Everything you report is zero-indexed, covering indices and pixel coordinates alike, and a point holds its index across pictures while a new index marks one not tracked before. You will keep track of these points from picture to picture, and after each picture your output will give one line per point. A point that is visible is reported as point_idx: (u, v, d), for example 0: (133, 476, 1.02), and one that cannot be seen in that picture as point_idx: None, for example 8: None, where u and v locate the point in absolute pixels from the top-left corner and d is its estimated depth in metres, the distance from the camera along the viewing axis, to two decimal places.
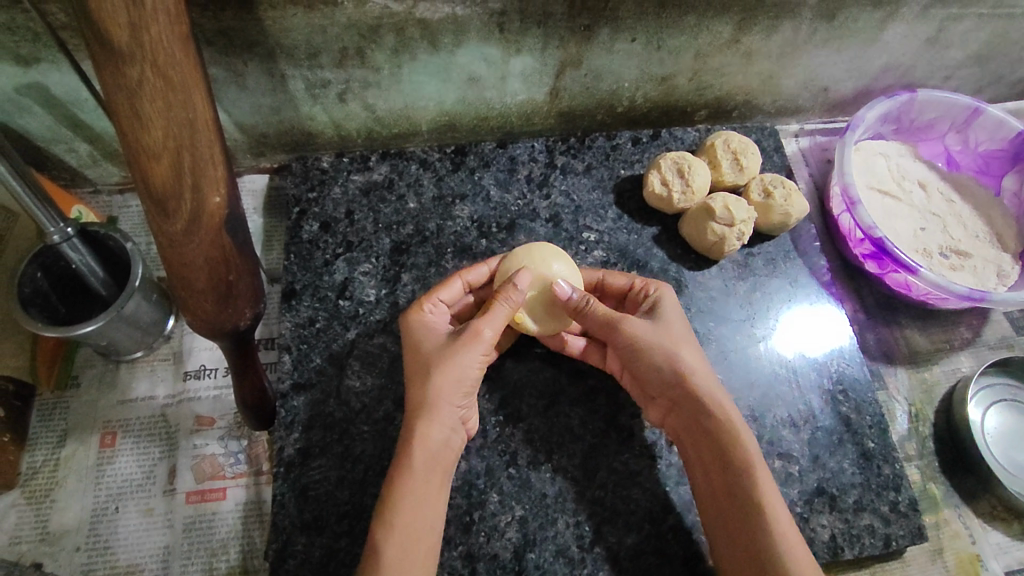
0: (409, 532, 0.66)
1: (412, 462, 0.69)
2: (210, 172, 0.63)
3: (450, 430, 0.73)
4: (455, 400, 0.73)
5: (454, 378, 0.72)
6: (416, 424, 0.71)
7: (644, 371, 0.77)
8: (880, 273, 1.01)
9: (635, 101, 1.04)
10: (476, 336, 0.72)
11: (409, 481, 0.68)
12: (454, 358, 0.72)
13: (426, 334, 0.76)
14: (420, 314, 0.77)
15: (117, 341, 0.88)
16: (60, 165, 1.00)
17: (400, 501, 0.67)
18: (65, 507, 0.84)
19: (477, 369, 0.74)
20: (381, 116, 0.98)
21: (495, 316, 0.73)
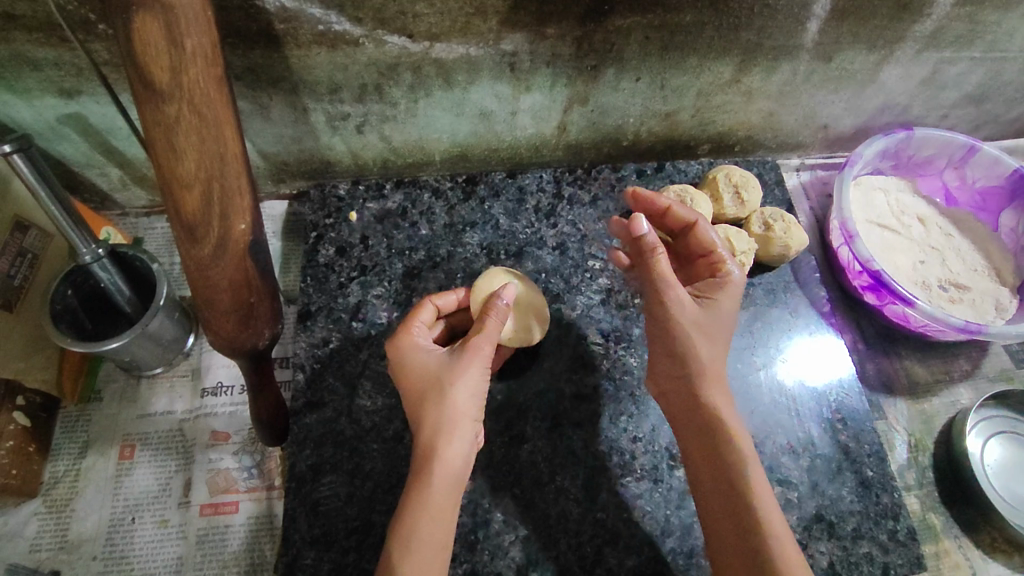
0: (426, 547, 0.67)
1: (431, 481, 0.69)
2: (237, 202, 0.68)
3: (471, 444, 0.73)
4: (473, 416, 0.73)
5: (468, 398, 0.72)
6: (436, 442, 0.71)
7: (667, 354, 0.80)
8: (878, 304, 1.03)
9: (640, 135, 1.08)
10: (476, 352, 0.73)
11: (428, 497, 0.69)
12: (463, 378, 0.72)
13: (428, 353, 0.75)
14: (407, 334, 0.78)
15: (140, 357, 0.92)
16: (92, 188, 1.06)
17: (416, 514, 0.68)
18: (84, 516, 0.87)
19: (484, 385, 0.74)
20: (396, 146, 1.03)
21: (489, 332, 0.74)
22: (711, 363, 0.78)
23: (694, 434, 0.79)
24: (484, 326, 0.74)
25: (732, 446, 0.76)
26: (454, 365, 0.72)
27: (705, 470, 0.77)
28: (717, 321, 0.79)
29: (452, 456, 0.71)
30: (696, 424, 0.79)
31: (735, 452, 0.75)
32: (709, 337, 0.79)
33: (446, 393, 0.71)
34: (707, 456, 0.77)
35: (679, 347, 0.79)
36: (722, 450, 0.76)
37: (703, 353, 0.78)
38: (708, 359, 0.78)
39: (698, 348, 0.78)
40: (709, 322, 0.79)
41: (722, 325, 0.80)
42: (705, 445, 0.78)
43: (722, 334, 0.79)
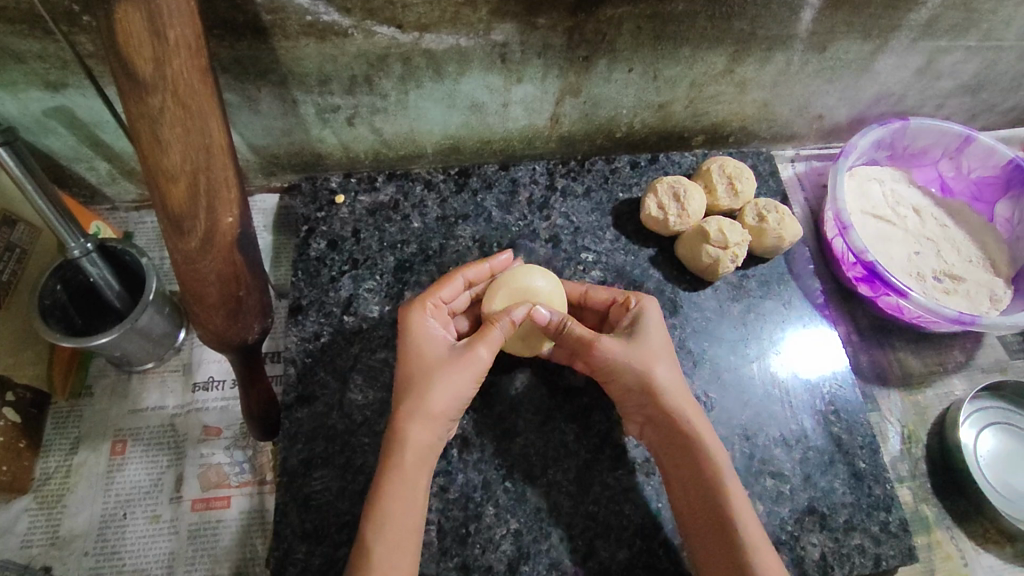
0: (395, 530, 0.69)
1: (404, 464, 0.72)
2: (223, 194, 0.67)
3: (439, 435, 0.75)
4: (449, 412, 0.75)
5: (453, 392, 0.75)
6: (410, 427, 0.73)
7: (619, 385, 0.81)
8: (872, 296, 1.03)
9: (633, 126, 1.08)
10: (472, 354, 0.75)
11: (401, 480, 0.71)
12: (455, 372, 0.74)
13: (432, 342, 0.78)
14: (420, 313, 0.80)
15: (131, 352, 0.91)
16: (80, 182, 1.05)
17: (388, 498, 0.70)
18: (76, 512, 0.87)
19: (473, 385, 0.76)
20: (388, 139, 1.02)
21: (493, 339, 0.76)
22: (668, 379, 0.79)
23: (665, 450, 0.79)
24: (489, 332, 0.76)
25: (704, 455, 0.76)
26: (451, 361, 0.75)
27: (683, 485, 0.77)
28: (649, 345, 0.81)
29: (423, 443, 0.73)
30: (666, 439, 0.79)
31: (710, 460, 0.76)
32: (656, 357, 0.80)
33: (435, 383, 0.74)
34: (681, 470, 0.77)
35: (624, 376, 0.79)
36: (694, 460, 0.76)
37: (656, 371, 0.79)
38: (664, 375, 0.79)
39: (649, 369, 0.79)
40: (642, 347, 0.80)
41: (662, 344, 0.81)
42: (678, 460, 0.78)
43: (660, 352, 0.81)
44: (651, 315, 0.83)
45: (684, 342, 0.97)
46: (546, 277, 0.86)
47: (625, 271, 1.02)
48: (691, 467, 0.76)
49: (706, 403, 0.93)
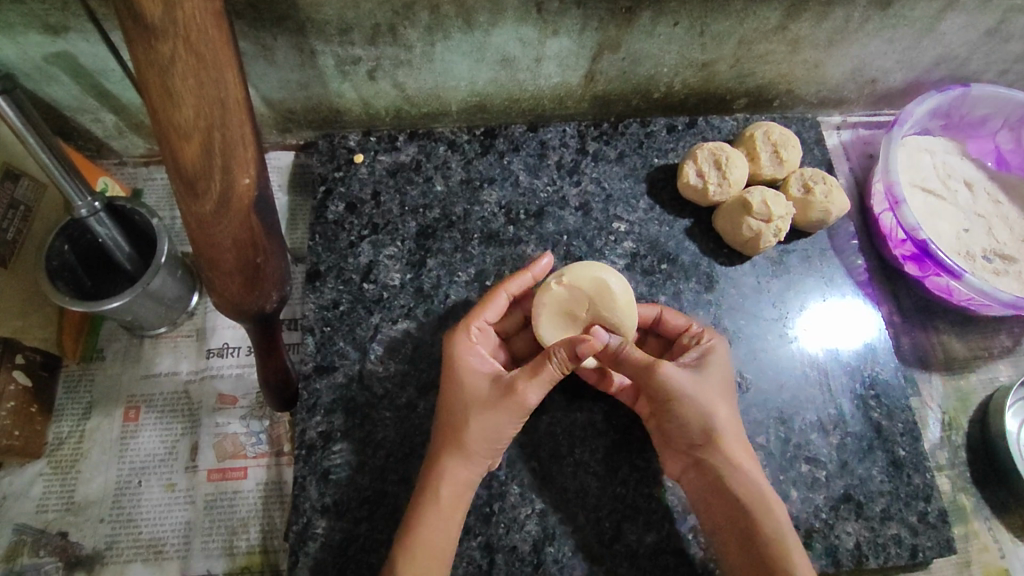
0: (424, 563, 0.69)
1: (438, 499, 0.72)
2: (240, 153, 0.62)
3: (475, 469, 0.74)
4: (485, 449, 0.74)
5: (487, 433, 0.72)
6: (445, 460, 0.73)
7: (672, 424, 0.76)
8: (920, 275, 0.97)
9: (672, 87, 1.00)
10: (518, 398, 0.71)
11: (431, 512, 0.72)
12: (491, 414, 0.72)
13: (474, 374, 0.74)
14: (465, 338, 0.77)
15: (142, 316, 0.88)
16: (86, 135, 0.99)
17: (416, 532, 0.70)
18: (90, 478, 0.85)
19: (511, 429, 0.74)
20: (410, 95, 0.96)
21: (543, 378, 0.71)
22: (727, 421, 0.75)
23: (715, 499, 0.75)
24: (542, 369, 0.71)
25: (763, 508, 0.72)
26: (488, 401, 0.72)
27: (733, 540, 0.73)
28: (715, 383, 0.76)
29: (459, 481, 0.73)
30: (717, 481, 0.74)
31: (769, 516, 0.72)
32: (717, 397, 0.75)
33: (466, 420, 0.72)
34: (734, 522, 0.73)
35: (680, 415, 0.74)
36: (750, 513, 0.72)
37: (717, 411, 0.75)
38: (723, 416, 0.75)
39: (710, 410, 0.74)
40: (706, 385, 0.75)
41: (725, 383, 0.77)
42: (732, 511, 0.73)
43: (720, 393, 0.76)
44: (719, 352, 0.78)
45: (719, 320, 0.92)
46: (620, 280, 0.81)
47: (659, 243, 0.96)
48: (747, 521, 0.72)
49: (741, 384, 0.89)
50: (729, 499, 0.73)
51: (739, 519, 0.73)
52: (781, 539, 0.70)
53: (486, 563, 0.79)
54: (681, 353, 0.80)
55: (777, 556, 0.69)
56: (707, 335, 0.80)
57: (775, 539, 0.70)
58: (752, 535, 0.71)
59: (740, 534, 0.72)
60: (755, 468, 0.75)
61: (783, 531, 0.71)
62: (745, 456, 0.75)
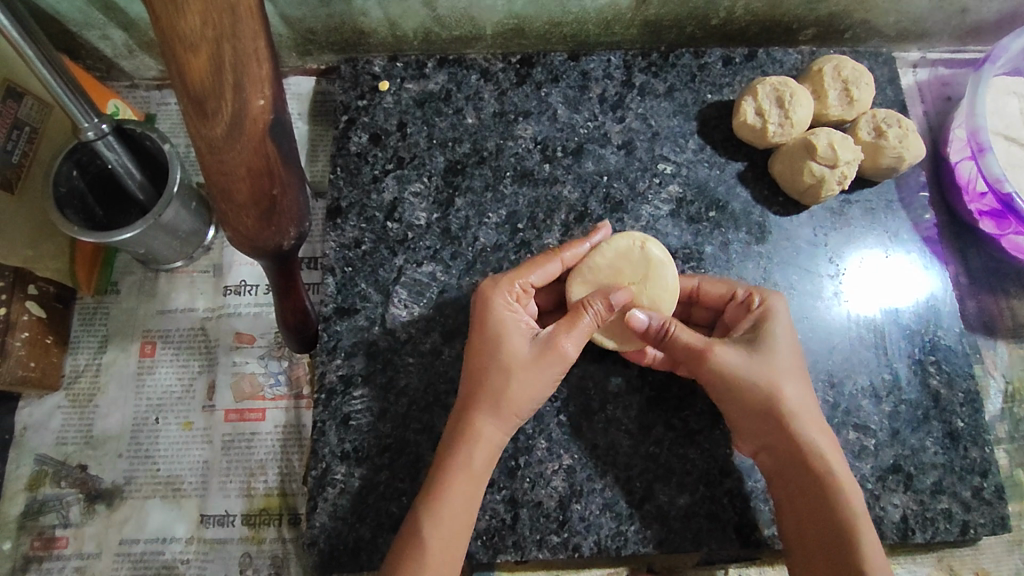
0: (454, 526, 0.66)
1: (473, 457, 0.68)
2: (253, 70, 0.55)
3: (512, 431, 0.71)
4: (527, 411, 0.70)
5: (526, 392, 0.68)
6: (481, 423, 0.69)
7: (734, 403, 0.70)
8: (996, 233, 0.88)
9: (733, 12, 0.90)
10: (558, 352, 0.68)
11: (465, 475, 0.68)
12: (530, 370, 0.68)
13: (517, 333, 0.69)
14: (503, 297, 0.70)
15: (156, 249, 0.84)
16: (95, 54, 0.93)
17: (447, 493, 0.67)
18: (107, 413, 0.83)
19: (548, 389, 0.70)
20: (441, 14, 0.87)
21: (582, 326, 0.68)
22: (795, 398, 0.68)
23: (786, 486, 0.69)
24: (579, 320, 0.68)
25: (836, 492, 0.66)
26: (530, 358, 0.68)
27: (805, 530, 0.67)
28: (779, 356, 0.69)
29: (495, 439, 0.69)
30: (783, 460, 0.69)
31: (841, 497, 0.66)
32: (779, 372, 0.69)
33: (510, 382, 0.68)
34: (804, 508, 0.67)
35: (745, 395, 0.68)
36: (822, 497, 0.66)
37: (782, 388, 0.68)
38: (790, 393, 0.68)
39: (775, 386, 0.68)
40: (765, 360, 0.69)
41: (792, 356, 0.69)
42: (803, 496, 0.68)
43: (783, 365, 0.69)
44: (780, 317, 0.70)
45: (769, 274, 0.85)
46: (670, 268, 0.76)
47: (708, 187, 0.88)
48: (819, 507, 0.66)
49: None
50: (797, 485, 0.68)
51: (806, 500, 0.67)
52: (850, 519, 0.65)
53: (510, 518, 0.76)
54: (735, 323, 0.73)
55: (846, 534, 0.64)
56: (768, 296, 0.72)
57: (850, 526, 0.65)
58: (825, 522, 0.66)
59: (808, 514, 0.67)
60: (830, 449, 0.68)
61: (859, 517, 0.65)
62: (817, 435, 0.69)
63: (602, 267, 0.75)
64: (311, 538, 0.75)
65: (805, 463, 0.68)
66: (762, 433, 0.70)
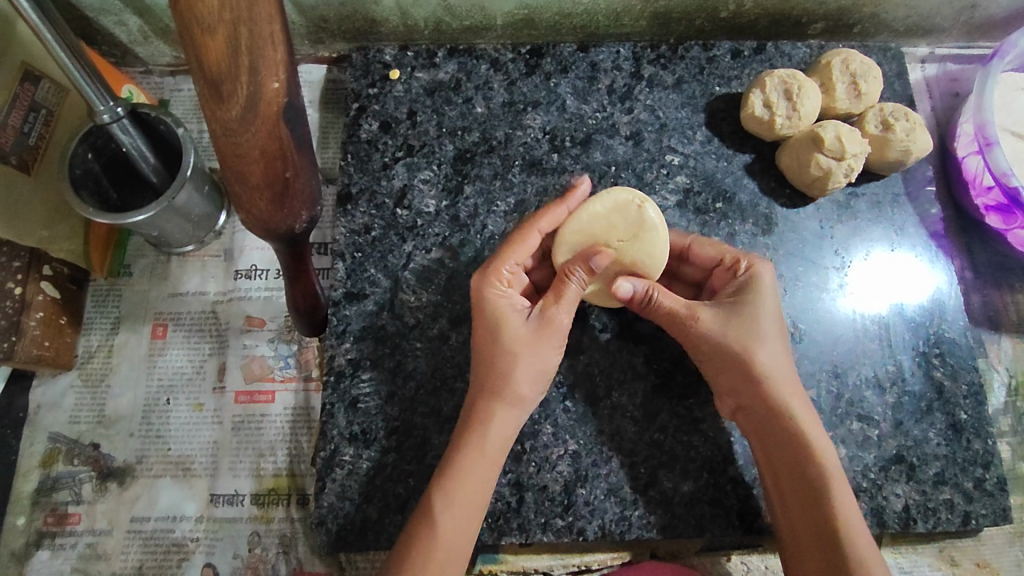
0: (467, 506, 0.67)
1: (485, 446, 0.69)
2: (269, 52, 0.55)
3: (522, 414, 0.72)
4: (533, 391, 0.72)
5: (531, 372, 0.70)
6: (492, 408, 0.70)
7: (713, 359, 0.72)
8: (1002, 228, 0.89)
9: (743, 5, 0.90)
10: (554, 324, 0.70)
11: (478, 458, 0.69)
12: (535, 350, 0.70)
13: (510, 316, 0.70)
14: (494, 282, 0.71)
15: (169, 232, 0.85)
16: (110, 39, 0.94)
17: (460, 478, 0.68)
18: (119, 393, 0.85)
19: (553, 362, 0.72)
20: (452, 4, 0.87)
21: (570, 296, 0.70)
22: (771, 359, 0.71)
23: (762, 442, 0.71)
24: (566, 290, 0.70)
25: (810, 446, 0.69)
26: (532, 341, 0.70)
27: (782, 484, 0.70)
28: (760, 321, 0.71)
29: (506, 426, 0.70)
30: (759, 414, 0.71)
31: (815, 455, 0.69)
32: (758, 335, 0.70)
33: (514, 364, 0.69)
34: (781, 462, 0.70)
35: (722, 351, 0.70)
36: (798, 453, 0.69)
37: (758, 350, 0.70)
38: (767, 355, 0.70)
39: (753, 346, 0.70)
40: (745, 324, 0.70)
41: (770, 319, 0.71)
42: (779, 453, 0.70)
43: (762, 323, 0.71)
44: (764, 281, 0.72)
45: (775, 265, 0.86)
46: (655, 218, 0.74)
47: (715, 178, 0.89)
48: (792, 460, 0.69)
49: (793, 334, 0.83)
50: (773, 440, 0.70)
51: (782, 455, 0.70)
52: (823, 475, 0.68)
53: (516, 501, 0.77)
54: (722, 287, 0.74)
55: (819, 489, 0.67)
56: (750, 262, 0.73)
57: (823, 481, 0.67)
58: (800, 478, 0.69)
59: (783, 469, 0.70)
60: (804, 406, 0.71)
61: (831, 469, 0.68)
62: (792, 395, 0.71)
63: (595, 219, 0.73)
64: (319, 517, 0.76)
65: (781, 420, 0.70)
66: (740, 388, 0.72)
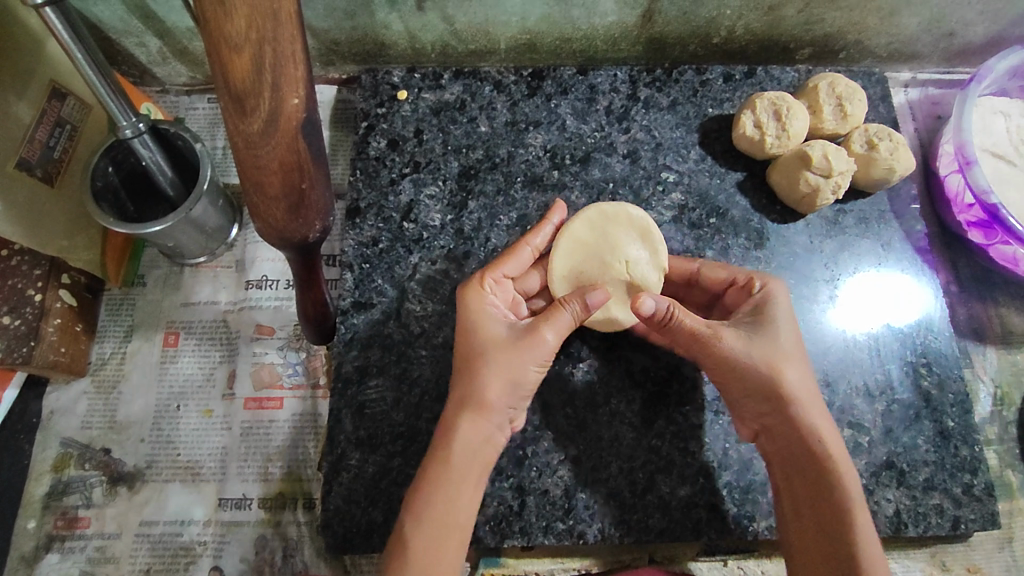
0: (437, 525, 0.66)
1: (451, 460, 0.69)
2: (290, 72, 0.58)
3: (492, 426, 0.71)
4: (505, 402, 0.71)
5: (503, 382, 0.69)
6: (461, 419, 0.70)
7: (737, 382, 0.72)
8: (984, 243, 0.92)
9: (734, 32, 0.95)
10: (538, 338, 0.70)
11: (445, 478, 0.68)
12: (513, 359, 0.70)
13: (493, 322, 0.72)
14: (481, 287, 0.74)
15: (183, 244, 0.88)
16: (130, 60, 0.98)
17: (426, 494, 0.67)
18: (130, 400, 0.87)
19: (533, 376, 0.71)
20: (458, 29, 0.92)
21: (561, 322, 0.71)
22: (799, 382, 0.72)
23: (781, 460, 0.73)
24: (557, 313, 0.71)
25: (831, 469, 0.70)
26: (510, 348, 0.70)
27: (798, 505, 0.71)
28: (782, 340, 0.72)
29: (474, 436, 0.70)
30: (784, 436, 0.72)
31: (835, 477, 0.69)
32: (783, 356, 0.71)
33: (487, 369, 0.70)
34: (800, 481, 0.71)
35: (748, 373, 0.71)
36: (822, 477, 0.70)
37: (785, 372, 0.71)
38: (794, 377, 0.71)
39: (778, 369, 0.71)
40: (768, 343, 0.71)
41: (791, 338, 0.72)
42: (800, 473, 0.71)
43: (784, 347, 0.72)
44: (779, 301, 0.74)
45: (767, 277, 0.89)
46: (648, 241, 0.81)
47: (709, 195, 0.93)
48: (814, 482, 0.70)
49: None
50: (797, 463, 0.71)
51: (800, 475, 0.71)
52: (843, 497, 0.68)
53: (518, 504, 0.79)
54: (737, 306, 0.76)
55: (839, 511, 0.68)
56: (760, 281, 0.76)
57: (844, 502, 0.68)
58: (820, 500, 0.69)
59: (803, 488, 0.71)
60: (832, 432, 0.72)
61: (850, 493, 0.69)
62: (819, 418, 0.72)
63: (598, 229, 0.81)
64: (325, 520, 0.78)
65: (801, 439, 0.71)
66: (762, 411, 0.73)
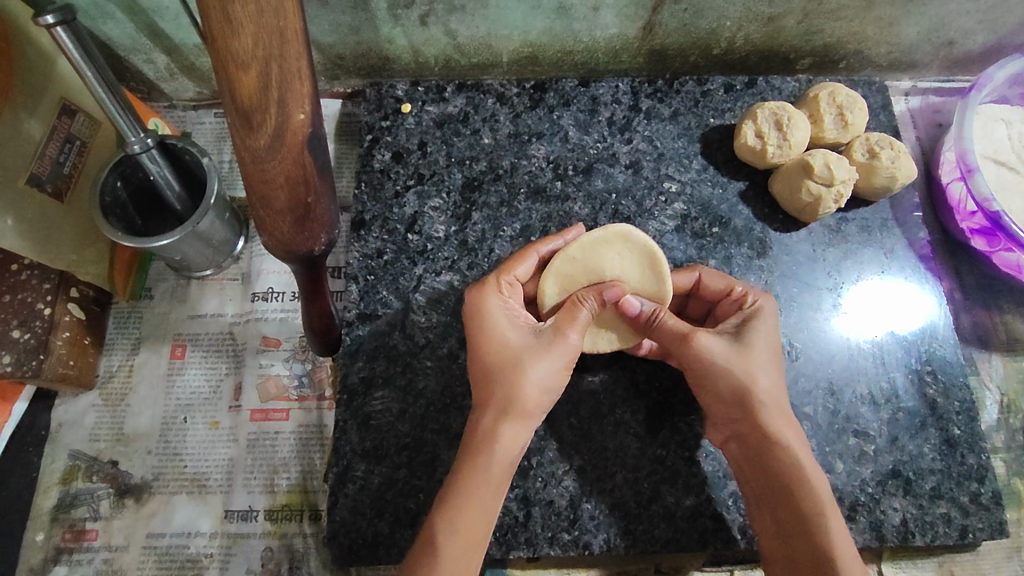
0: (467, 526, 0.66)
1: (488, 462, 0.68)
2: (296, 87, 0.59)
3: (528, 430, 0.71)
4: (540, 406, 0.71)
5: (537, 386, 0.70)
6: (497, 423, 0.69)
7: (711, 391, 0.73)
8: (987, 250, 0.92)
9: (734, 43, 0.96)
10: (561, 340, 0.71)
11: (476, 478, 0.67)
12: (539, 364, 0.70)
13: (510, 326, 0.72)
14: (492, 291, 0.73)
15: (190, 257, 0.89)
16: (138, 76, 1.00)
17: (457, 498, 0.67)
18: (138, 412, 0.88)
19: (562, 377, 0.72)
20: (461, 43, 0.93)
21: (581, 321, 0.71)
22: (771, 391, 0.71)
23: (754, 469, 0.72)
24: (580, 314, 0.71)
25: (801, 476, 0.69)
26: (537, 350, 0.70)
27: (773, 511, 0.70)
28: (759, 353, 0.72)
29: (508, 441, 0.69)
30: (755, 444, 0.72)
31: (806, 485, 0.69)
32: (755, 364, 0.71)
33: (522, 374, 0.69)
34: (774, 489, 0.70)
35: (722, 383, 0.71)
36: (794, 482, 0.69)
37: (757, 381, 0.71)
38: (764, 385, 0.71)
39: (751, 379, 0.71)
40: (744, 354, 0.71)
41: (769, 351, 0.72)
42: (771, 480, 0.71)
43: (761, 360, 0.72)
44: (768, 315, 0.74)
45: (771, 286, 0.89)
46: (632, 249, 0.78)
47: (711, 205, 0.93)
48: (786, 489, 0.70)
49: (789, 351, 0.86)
50: (767, 471, 0.71)
51: (772, 482, 0.71)
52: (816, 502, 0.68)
53: (523, 515, 0.79)
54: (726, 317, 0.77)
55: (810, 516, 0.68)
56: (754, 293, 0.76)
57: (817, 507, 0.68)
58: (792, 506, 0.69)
59: (775, 495, 0.70)
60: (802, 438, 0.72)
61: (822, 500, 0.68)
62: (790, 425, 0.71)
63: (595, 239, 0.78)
64: (331, 532, 0.78)
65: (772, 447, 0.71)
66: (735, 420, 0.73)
